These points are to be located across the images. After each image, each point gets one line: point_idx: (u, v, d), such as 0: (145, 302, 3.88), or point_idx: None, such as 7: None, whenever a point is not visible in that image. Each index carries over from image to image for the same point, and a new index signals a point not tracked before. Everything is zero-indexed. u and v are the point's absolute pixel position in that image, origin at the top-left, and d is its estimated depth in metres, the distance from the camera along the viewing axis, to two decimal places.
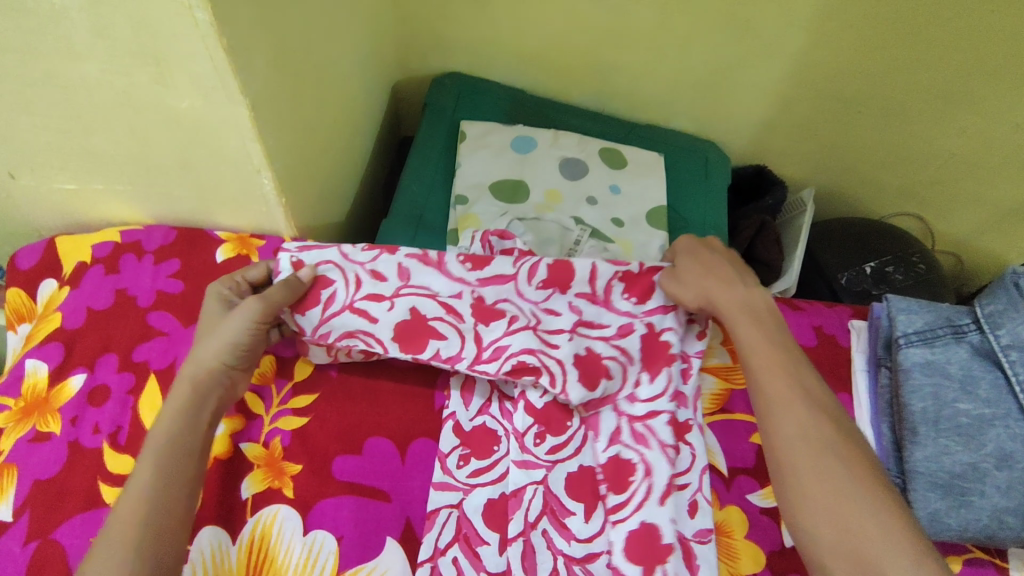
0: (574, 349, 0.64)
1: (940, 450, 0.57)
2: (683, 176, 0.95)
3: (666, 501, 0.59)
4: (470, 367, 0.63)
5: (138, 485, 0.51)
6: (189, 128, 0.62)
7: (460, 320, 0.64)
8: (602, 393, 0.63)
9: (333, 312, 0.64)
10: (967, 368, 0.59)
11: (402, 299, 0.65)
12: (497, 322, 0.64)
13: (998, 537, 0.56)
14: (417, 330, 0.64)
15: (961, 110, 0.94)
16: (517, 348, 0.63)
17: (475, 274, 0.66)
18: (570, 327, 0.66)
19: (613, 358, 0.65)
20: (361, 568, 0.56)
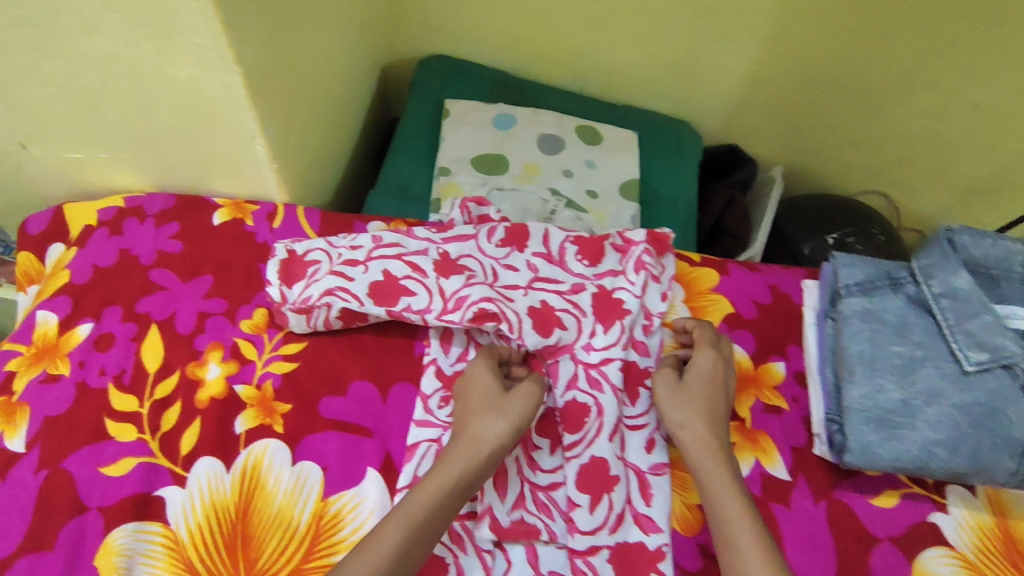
0: (530, 301, 0.70)
1: (874, 388, 0.62)
2: (656, 152, 1.00)
3: (614, 437, 0.64)
4: (439, 318, 0.68)
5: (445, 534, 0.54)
6: (188, 97, 0.67)
7: (425, 276, 0.70)
8: (557, 341, 0.68)
9: (314, 280, 0.69)
10: (901, 315, 0.65)
11: (374, 263, 0.70)
12: (457, 276, 0.70)
13: (929, 469, 0.61)
14: (390, 288, 0.69)
15: (920, 91, 0.99)
16: (478, 298, 0.68)
17: (439, 235, 0.74)
18: (524, 283, 0.72)
19: (565, 311, 0.70)
20: (344, 495, 0.62)
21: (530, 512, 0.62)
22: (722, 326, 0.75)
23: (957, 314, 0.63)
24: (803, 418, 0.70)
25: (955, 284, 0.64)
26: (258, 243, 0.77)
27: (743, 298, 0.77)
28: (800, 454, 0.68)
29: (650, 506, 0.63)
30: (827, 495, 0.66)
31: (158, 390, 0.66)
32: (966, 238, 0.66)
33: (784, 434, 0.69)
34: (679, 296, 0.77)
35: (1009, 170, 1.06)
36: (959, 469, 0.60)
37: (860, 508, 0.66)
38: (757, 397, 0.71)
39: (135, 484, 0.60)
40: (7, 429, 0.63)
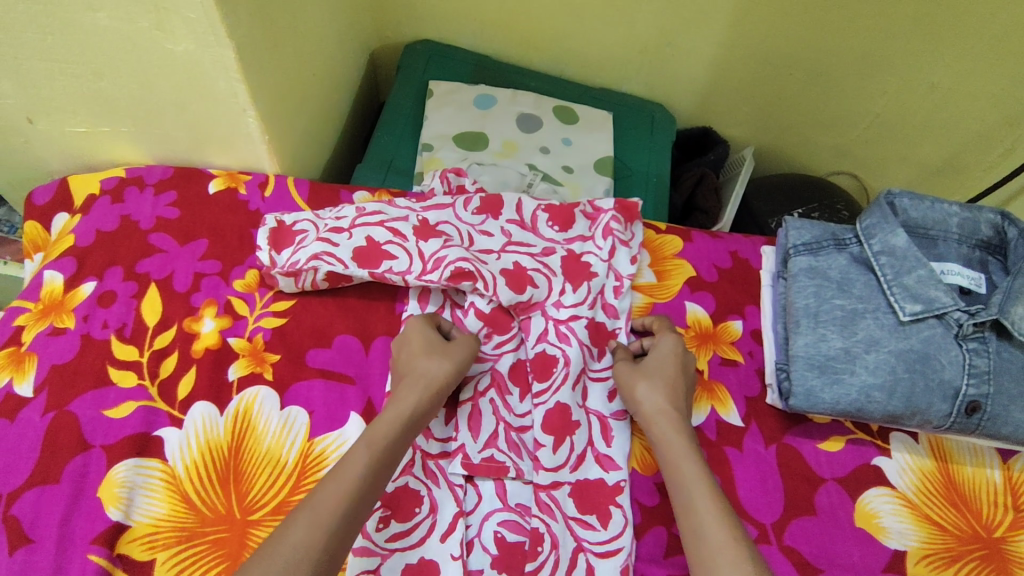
0: (502, 264, 0.74)
1: (817, 337, 0.68)
2: (630, 132, 1.05)
3: (576, 387, 0.70)
4: (418, 279, 0.72)
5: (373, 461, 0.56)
6: (185, 70, 0.72)
7: (405, 240, 0.74)
8: (529, 298, 0.73)
9: (301, 246, 0.73)
10: (844, 272, 0.70)
11: (358, 231, 0.74)
12: (434, 239, 0.74)
13: (867, 411, 0.65)
14: (372, 252, 0.73)
15: (880, 72, 1.04)
16: (455, 258, 0.72)
17: (419, 204, 0.79)
18: (498, 246, 0.77)
19: (537, 271, 0.75)
20: (328, 436, 0.67)
21: (500, 451, 0.66)
22: (684, 288, 0.80)
23: (894, 269, 0.68)
24: (757, 370, 0.75)
25: (893, 242, 0.69)
26: (249, 210, 0.82)
27: (705, 262, 0.83)
28: (753, 403, 0.73)
29: (610, 446, 0.68)
30: (778, 440, 0.71)
31: (157, 341, 0.71)
32: (906, 201, 0.72)
33: (739, 386, 0.74)
34: (645, 261, 0.82)
35: (968, 148, 1.11)
36: (896, 410, 0.65)
37: (808, 452, 0.71)
38: (715, 351, 0.76)
39: (136, 425, 0.66)
40: (17, 376, 0.68)
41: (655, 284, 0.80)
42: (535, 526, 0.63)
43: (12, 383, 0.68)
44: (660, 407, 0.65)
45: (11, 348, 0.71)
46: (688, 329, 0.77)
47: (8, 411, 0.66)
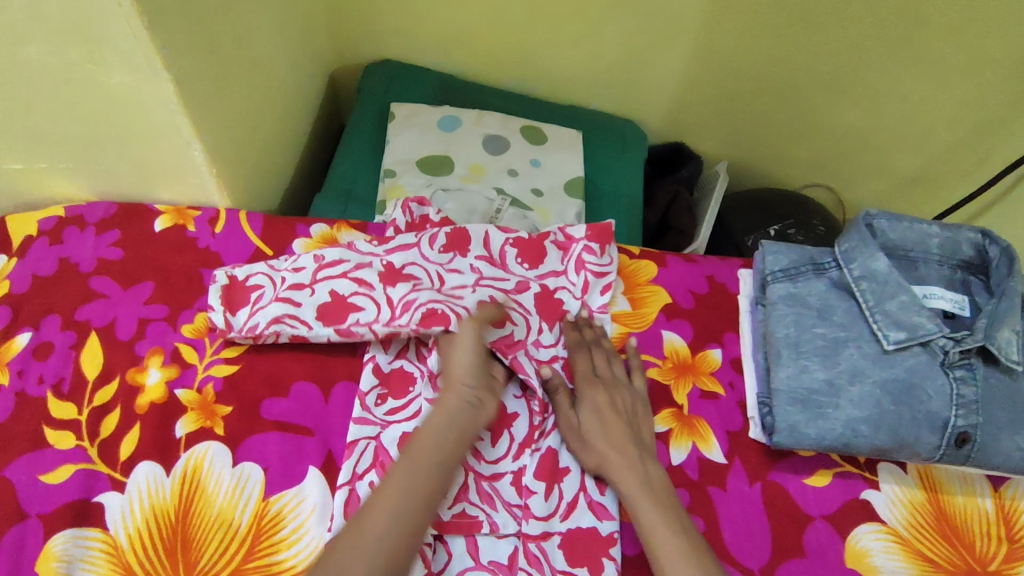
0: (479, 298, 0.71)
1: (800, 369, 0.64)
2: (602, 150, 1.02)
3: (571, 428, 0.68)
4: (388, 326, 0.68)
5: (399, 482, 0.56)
6: (123, 104, 0.68)
7: (371, 289, 0.70)
8: (508, 334, 0.71)
9: (259, 307, 0.70)
10: (824, 299, 0.67)
11: (320, 284, 0.71)
12: (403, 283, 0.70)
13: (854, 445, 0.62)
14: (338, 307, 0.70)
15: (851, 84, 1.02)
16: (425, 299, 0.68)
17: (381, 246, 0.75)
18: (470, 282, 0.74)
19: (513, 309, 0.73)
20: (285, 494, 0.62)
21: (472, 504, 0.62)
22: (660, 316, 0.77)
23: (876, 295, 0.66)
24: (739, 402, 0.72)
25: (873, 267, 0.67)
26: (199, 248, 0.77)
27: (681, 288, 0.79)
28: (735, 437, 0.70)
29: (603, 493, 0.65)
30: (762, 477, 0.68)
31: (98, 396, 0.66)
32: (884, 223, 0.69)
33: (720, 420, 0.70)
34: (619, 287, 0.79)
35: (943, 159, 1.09)
36: (884, 444, 0.62)
37: (794, 488, 0.68)
38: (694, 383, 0.73)
39: (75, 491, 0.60)
40: None
41: (630, 313, 0.77)
42: None
43: None
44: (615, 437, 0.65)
45: None
46: (665, 361, 0.74)
47: None
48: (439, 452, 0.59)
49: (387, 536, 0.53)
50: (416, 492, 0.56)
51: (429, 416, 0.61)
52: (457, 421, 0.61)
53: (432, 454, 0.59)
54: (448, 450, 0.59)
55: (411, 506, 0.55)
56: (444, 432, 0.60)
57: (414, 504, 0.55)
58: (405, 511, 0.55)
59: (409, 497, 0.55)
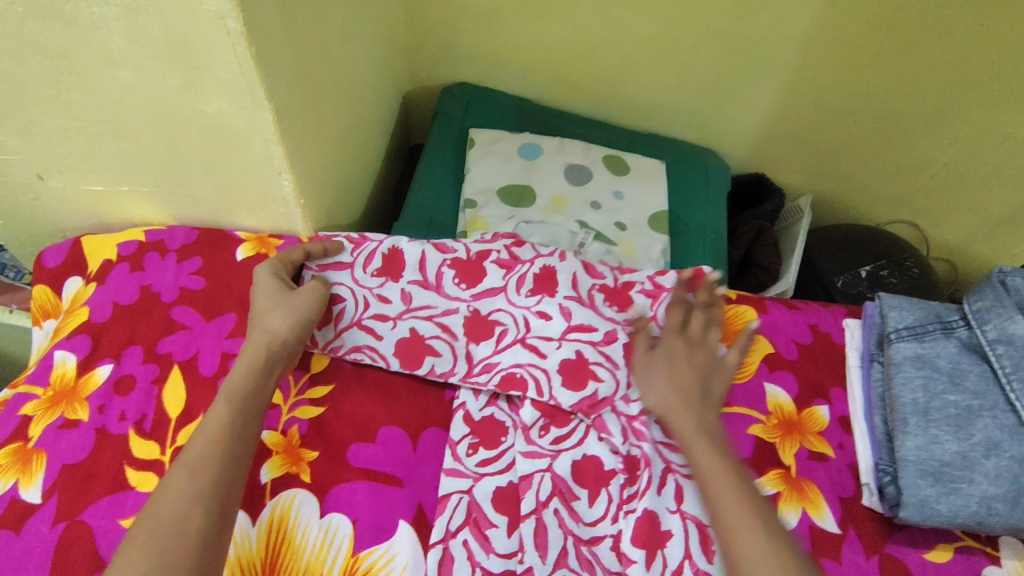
0: (563, 355, 0.68)
1: (930, 439, 0.60)
2: (683, 182, 0.98)
3: (666, 491, 0.63)
4: (463, 380, 0.69)
5: (215, 416, 0.56)
6: (215, 132, 0.65)
7: (454, 338, 0.70)
8: (592, 393, 0.67)
9: (343, 328, 0.70)
10: (956, 362, 0.62)
11: (404, 321, 0.71)
12: (487, 341, 0.70)
13: (988, 524, 0.58)
14: (416, 347, 0.69)
15: (953, 120, 0.97)
16: (506, 365, 0.69)
17: (468, 291, 0.72)
18: (557, 334, 0.69)
19: (599, 364, 0.68)
20: (376, 550, 0.58)
21: (572, 571, 0.58)
22: (762, 367, 0.72)
23: (1014, 362, 0.60)
24: (850, 466, 0.67)
25: (1012, 330, 0.61)
26: None
27: (783, 338, 0.75)
28: (849, 505, 0.65)
29: (711, 562, 0.59)
30: (880, 550, 0.63)
31: (180, 437, 0.63)
32: (1020, 281, 0.64)
33: (831, 484, 0.66)
34: (716, 334, 0.74)
35: None
36: (1019, 524, 0.58)
37: (914, 564, 0.63)
38: (801, 443, 0.68)
39: None
40: (23, 477, 0.61)
41: None
42: None
43: (17, 486, 0.60)
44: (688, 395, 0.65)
45: (16, 443, 0.63)
46: (770, 417, 0.69)
47: (12, 521, 0.58)
48: (255, 386, 0.59)
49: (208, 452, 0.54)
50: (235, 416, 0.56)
51: (242, 355, 0.62)
52: (271, 356, 0.62)
53: (239, 395, 0.58)
54: (257, 390, 0.59)
55: (207, 452, 0.53)
56: (262, 372, 0.61)
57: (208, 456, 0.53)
58: (201, 461, 0.53)
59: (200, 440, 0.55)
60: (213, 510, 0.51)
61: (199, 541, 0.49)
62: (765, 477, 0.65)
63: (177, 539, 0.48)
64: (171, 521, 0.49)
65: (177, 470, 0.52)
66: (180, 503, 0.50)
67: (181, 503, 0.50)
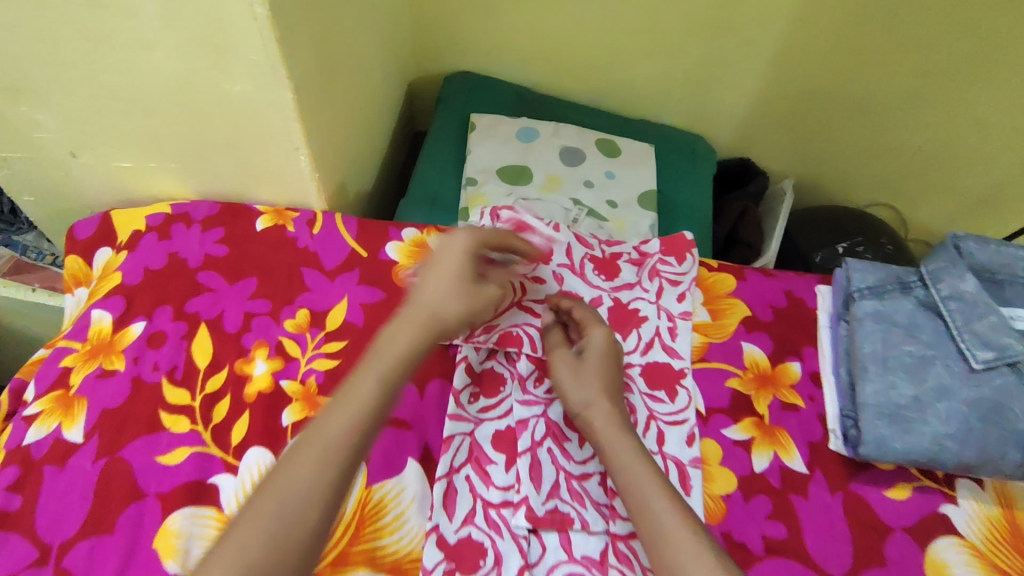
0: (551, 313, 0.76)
1: (888, 385, 0.66)
2: (671, 164, 1.05)
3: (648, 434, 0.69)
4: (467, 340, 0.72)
5: (361, 393, 0.57)
6: (239, 109, 0.72)
7: None
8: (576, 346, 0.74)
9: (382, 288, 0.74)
10: (913, 317, 0.69)
11: None
12: None
13: (940, 461, 0.64)
14: None
15: (925, 104, 1.03)
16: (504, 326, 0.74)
17: None
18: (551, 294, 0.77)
19: None
20: (387, 483, 0.65)
21: (563, 501, 0.64)
22: (740, 328, 0.79)
23: (965, 316, 0.67)
24: (819, 415, 0.74)
25: (962, 288, 0.68)
26: (298, 248, 0.80)
27: (760, 302, 0.82)
28: (817, 448, 0.71)
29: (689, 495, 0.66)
30: (843, 487, 0.69)
31: (209, 384, 0.70)
32: (972, 245, 0.71)
33: (801, 431, 0.72)
34: (698, 299, 0.81)
35: (1014, 182, 1.10)
36: (969, 461, 0.63)
37: (875, 500, 0.69)
38: (774, 394, 0.75)
39: (190, 472, 0.64)
40: (65, 420, 0.67)
41: (710, 323, 0.79)
42: None
43: (61, 427, 0.67)
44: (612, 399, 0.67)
45: (58, 390, 0.69)
46: (746, 372, 0.76)
47: (58, 457, 0.65)
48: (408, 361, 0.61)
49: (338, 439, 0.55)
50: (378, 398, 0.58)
51: (401, 328, 0.63)
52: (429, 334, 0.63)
53: (391, 371, 0.60)
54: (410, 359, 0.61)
55: (342, 439, 0.55)
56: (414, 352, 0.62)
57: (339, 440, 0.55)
58: (335, 447, 0.55)
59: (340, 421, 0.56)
60: (326, 504, 0.53)
61: (311, 533, 0.51)
62: (739, 424, 0.72)
63: (296, 520, 0.51)
64: (294, 509, 0.52)
65: (307, 450, 0.54)
66: (296, 492, 0.52)
67: (305, 494, 0.52)
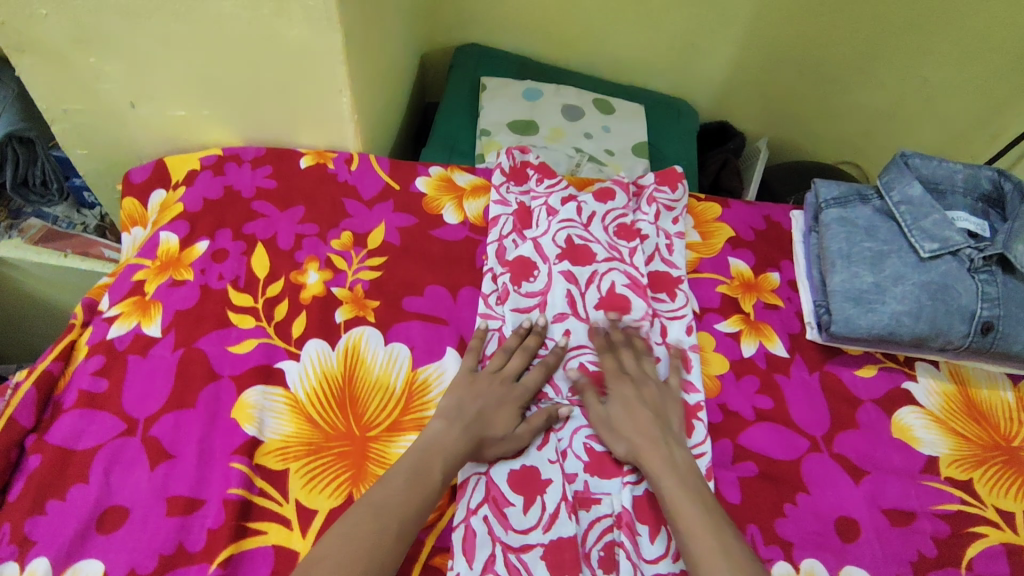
0: (564, 241, 0.84)
1: (852, 274, 0.79)
2: (658, 121, 1.17)
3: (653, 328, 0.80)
4: (523, 291, 0.80)
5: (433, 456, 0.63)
6: (292, 53, 0.83)
7: (523, 239, 0.85)
8: (592, 267, 0.82)
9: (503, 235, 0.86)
10: (871, 220, 0.82)
11: (514, 244, 0.85)
12: (543, 248, 0.83)
13: (898, 334, 0.76)
14: (523, 266, 0.82)
15: (879, 67, 1.18)
16: (551, 270, 0.82)
17: (512, 193, 0.91)
18: (575, 224, 0.86)
19: (596, 245, 0.84)
20: (430, 367, 0.75)
21: None
22: (726, 246, 0.91)
23: (913, 215, 0.80)
24: (796, 312, 0.85)
25: (910, 193, 0.81)
26: (339, 181, 0.91)
27: (742, 225, 0.94)
28: (795, 338, 0.83)
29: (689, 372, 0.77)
30: (819, 368, 0.81)
31: (269, 290, 0.80)
32: (918, 161, 0.84)
33: (782, 325, 0.84)
34: (690, 223, 0.93)
35: (961, 135, 1.26)
36: (923, 333, 0.75)
37: (847, 378, 0.81)
38: (758, 297, 0.86)
39: (259, 358, 0.74)
40: (144, 319, 0.76)
41: (701, 243, 0.91)
42: None
43: (141, 325, 0.76)
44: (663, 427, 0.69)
45: (135, 297, 0.78)
46: (732, 281, 0.87)
47: (140, 348, 0.74)
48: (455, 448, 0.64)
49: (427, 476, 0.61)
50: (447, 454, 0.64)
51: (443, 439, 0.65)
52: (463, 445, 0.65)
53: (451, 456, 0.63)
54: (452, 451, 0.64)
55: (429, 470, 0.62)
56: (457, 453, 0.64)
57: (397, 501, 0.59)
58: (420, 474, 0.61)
59: (398, 481, 0.60)
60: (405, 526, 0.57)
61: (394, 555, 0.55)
62: (729, 319, 0.84)
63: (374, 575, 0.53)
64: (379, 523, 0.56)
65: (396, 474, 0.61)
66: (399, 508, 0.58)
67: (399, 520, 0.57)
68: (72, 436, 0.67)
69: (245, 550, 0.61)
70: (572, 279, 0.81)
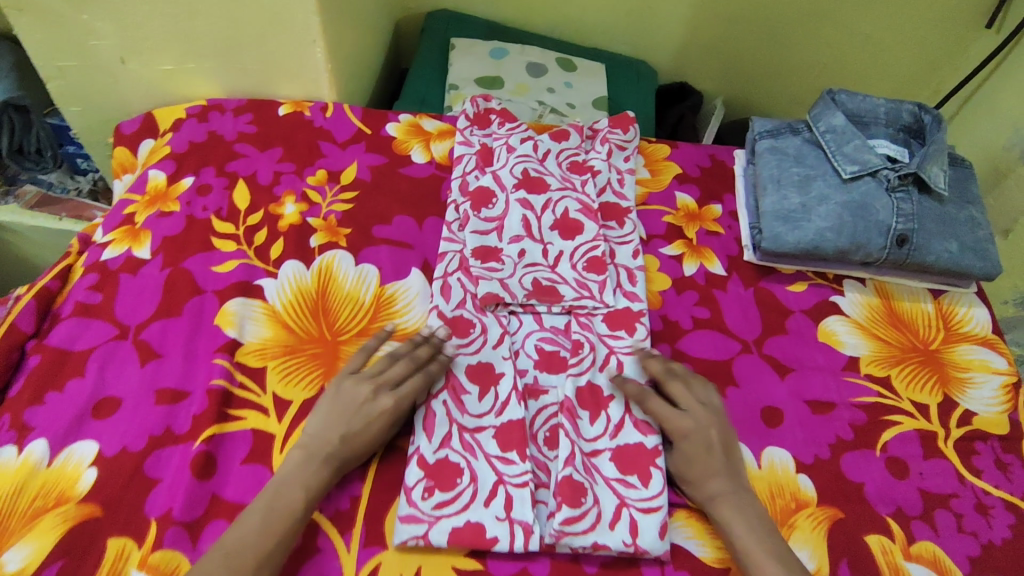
0: (523, 172, 0.91)
1: (781, 196, 0.86)
2: (619, 79, 1.25)
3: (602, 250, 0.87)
4: (482, 214, 0.87)
5: (289, 484, 0.62)
6: (269, 6, 0.90)
7: (484, 172, 0.92)
8: (546, 195, 0.90)
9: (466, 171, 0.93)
10: (800, 149, 0.90)
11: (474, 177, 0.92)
12: (503, 178, 0.90)
13: (822, 248, 0.83)
14: (485, 195, 0.88)
15: (825, 26, 1.26)
16: (508, 198, 0.88)
17: (476, 134, 0.98)
18: (531, 156, 0.93)
19: (550, 176, 0.92)
20: (396, 284, 0.83)
21: None
22: (673, 181, 0.98)
23: (837, 142, 0.87)
24: (735, 238, 0.93)
25: (835, 123, 0.89)
26: (315, 127, 0.98)
27: (690, 163, 1.01)
28: (734, 260, 0.91)
29: (635, 286, 0.84)
30: (754, 284, 0.88)
31: (249, 219, 0.87)
32: (844, 96, 0.92)
33: (722, 248, 0.92)
34: (640, 162, 1.00)
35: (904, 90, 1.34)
36: (844, 246, 0.83)
37: (780, 293, 0.88)
38: (701, 226, 0.94)
39: (239, 275, 0.81)
40: (134, 245, 0.83)
41: (650, 179, 0.98)
42: (577, 338, 0.78)
43: (131, 249, 0.83)
44: (725, 455, 0.69)
45: (126, 227, 0.86)
46: (678, 211, 0.95)
47: (131, 268, 0.81)
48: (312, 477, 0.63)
49: (284, 504, 0.61)
50: (309, 479, 0.63)
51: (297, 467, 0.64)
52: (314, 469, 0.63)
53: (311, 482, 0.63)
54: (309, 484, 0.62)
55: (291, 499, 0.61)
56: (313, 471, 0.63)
57: (292, 508, 0.61)
58: (282, 509, 0.60)
59: (296, 494, 0.62)
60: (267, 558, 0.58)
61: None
62: (673, 244, 0.91)
63: None
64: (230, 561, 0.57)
65: (255, 509, 0.60)
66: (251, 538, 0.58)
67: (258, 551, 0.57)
68: (69, 340, 0.74)
69: (225, 431, 0.68)
70: (527, 205, 0.88)
